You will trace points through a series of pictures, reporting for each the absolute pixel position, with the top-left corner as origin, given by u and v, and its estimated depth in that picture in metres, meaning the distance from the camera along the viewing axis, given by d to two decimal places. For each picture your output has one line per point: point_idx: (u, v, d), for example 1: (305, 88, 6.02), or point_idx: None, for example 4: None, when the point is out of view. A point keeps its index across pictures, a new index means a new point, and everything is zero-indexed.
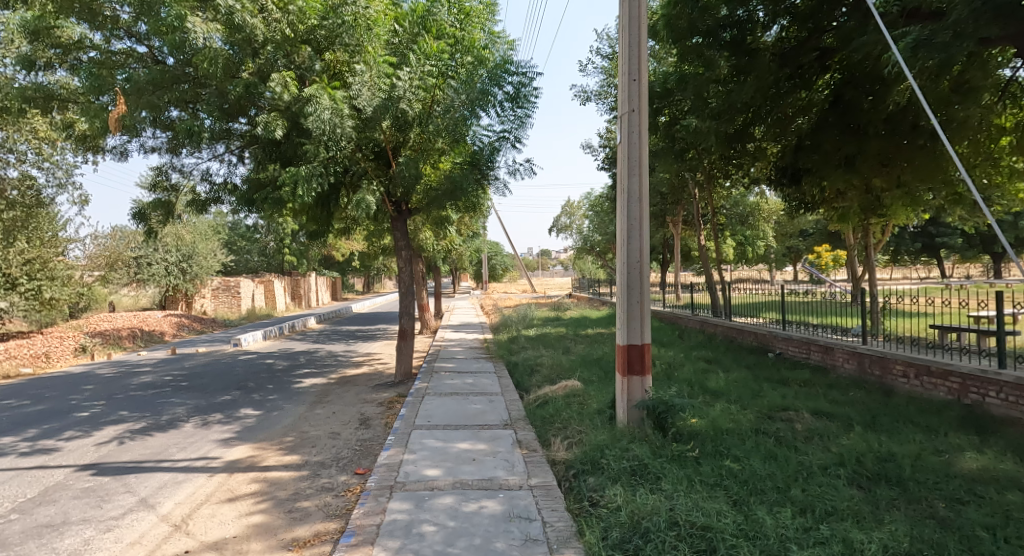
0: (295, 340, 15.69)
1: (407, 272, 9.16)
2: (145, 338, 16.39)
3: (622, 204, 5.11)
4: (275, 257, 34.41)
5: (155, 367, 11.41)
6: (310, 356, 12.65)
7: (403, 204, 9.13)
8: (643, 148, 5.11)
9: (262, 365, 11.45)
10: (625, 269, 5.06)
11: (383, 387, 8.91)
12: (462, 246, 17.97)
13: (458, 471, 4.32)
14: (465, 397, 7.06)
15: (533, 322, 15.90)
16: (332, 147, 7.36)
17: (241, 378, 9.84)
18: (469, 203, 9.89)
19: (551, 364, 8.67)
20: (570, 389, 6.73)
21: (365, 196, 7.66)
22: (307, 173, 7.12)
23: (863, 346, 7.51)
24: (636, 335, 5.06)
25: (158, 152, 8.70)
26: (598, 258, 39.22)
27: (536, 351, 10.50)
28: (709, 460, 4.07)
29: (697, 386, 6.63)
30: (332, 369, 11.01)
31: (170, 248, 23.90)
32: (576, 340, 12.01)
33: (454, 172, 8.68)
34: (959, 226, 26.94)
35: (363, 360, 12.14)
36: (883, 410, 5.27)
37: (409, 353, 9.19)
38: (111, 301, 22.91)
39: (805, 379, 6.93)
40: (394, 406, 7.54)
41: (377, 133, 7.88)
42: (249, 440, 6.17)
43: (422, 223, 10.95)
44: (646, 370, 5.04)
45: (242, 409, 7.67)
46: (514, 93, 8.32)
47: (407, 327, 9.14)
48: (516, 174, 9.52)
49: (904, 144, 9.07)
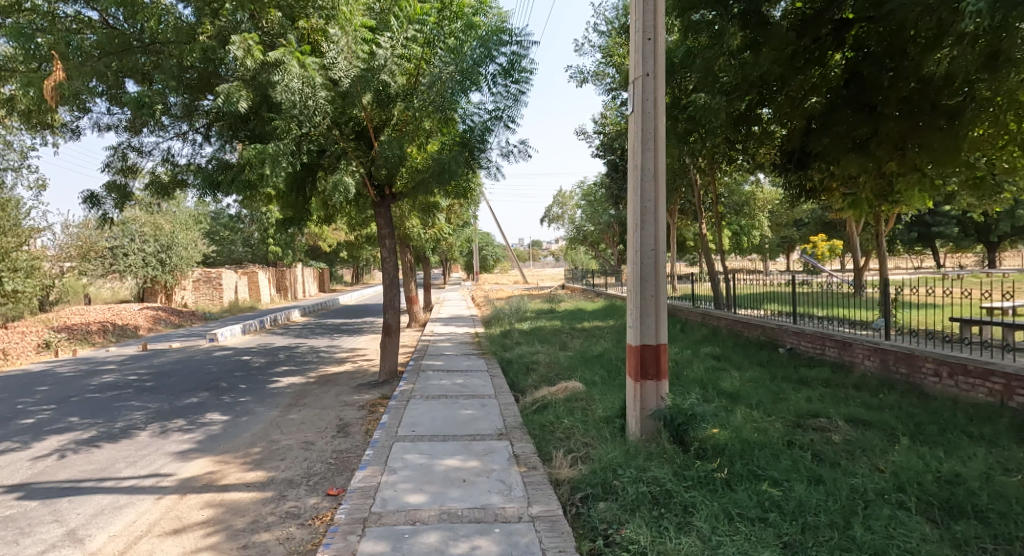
0: (277, 334, 14.93)
1: (392, 263, 8.42)
2: (118, 332, 15.57)
3: (634, 182, 4.45)
4: (259, 248, 33.50)
5: (122, 365, 10.63)
6: (290, 352, 11.93)
7: (388, 188, 8.38)
8: (658, 118, 4.43)
9: (237, 362, 10.70)
10: (635, 258, 4.42)
11: (365, 388, 8.21)
12: (452, 235, 17.26)
13: (445, 497, 3.66)
14: (454, 400, 6.39)
15: (527, 315, 15.24)
16: (306, 122, 6.58)
17: (212, 378, 9.09)
18: (458, 189, 9.20)
19: (548, 361, 8.03)
20: (571, 392, 6.09)
21: (343, 177, 6.92)
22: (277, 152, 6.35)
23: (886, 342, 6.90)
24: (650, 334, 4.40)
25: (115, 131, 7.91)
26: (591, 249, 38.69)
27: (531, 347, 9.84)
28: (743, 484, 3.44)
29: (711, 389, 5.99)
30: (312, 367, 10.28)
31: (148, 237, 22.93)
32: (572, 334, 11.36)
33: (441, 154, 7.97)
34: (955, 215, 26.46)
35: (347, 356, 11.42)
36: (926, 417, 4.65)
37: (394, 350, 8.49)
38: (86, 294, 22.04)
39: (827, 379, 6.32)
40: (376, 410, 6.85)
41: (357, 110, 7.18)
42: (209, 452, 5.46)
43: (408, 210, 10.21)
44: (661, 374, 4.41)
45: (209, 414, 6.95)
46: (507, 67, 7.62)
47: (392, 322, 8.45)
48: (508, 157, 8.85)
49: (921, 126, 8.23)
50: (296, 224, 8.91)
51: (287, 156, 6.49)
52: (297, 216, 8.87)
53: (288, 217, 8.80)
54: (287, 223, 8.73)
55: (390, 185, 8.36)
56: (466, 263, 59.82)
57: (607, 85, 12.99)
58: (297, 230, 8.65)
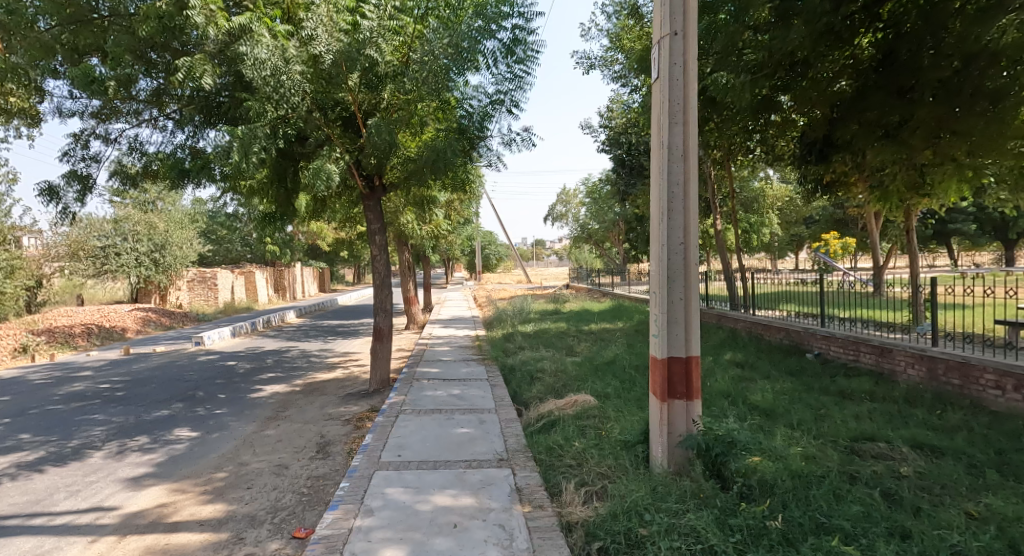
0: (268, 337, 14.25)
1: (383, 260, 7.72)
2: (104, 335, 14.92)
3: (659, 164, 3.71)
4: (257, 247, 32.89)
5: (98, 371, 9.94)
6: (279, 357, 11.24)
7: (378, 178, 7.66)
8: (689, 86, 3.69)
9: (221, 368, 10.00)
10: (661, 255, 3.68)
11: (354, 398, 7.51)
12: (453, 232, 16.54)
13: (430, 551, 2.93)
14: (449, 416, 5.66)
15: (530, 316, 14.48)
16: (282, 103, 5.85)
17: (190, 386, 8.38)
18: (455, 181, 8.48)
19: (554, 369, 7.29)
20: (581, 407, 5.36)
21: (325, 164, 6.20)
22: (247, 135, 5.63)
23: (934, 348, 6.14)
24: (680, 344, 3.67)
25: (79, 117, 7.22)
26: (596, 248, 37.97)
27: (535, 352, 9.11)
28: (808, 539, 2.71)
29: (741, 404, 5.26)
30: (300, 374, 9.57)
31: (141, 236, 22.28)
32: (579, 338, 10.63)
33: (437, 141, 7.25)
34: (973, 212, 25.52)
35: (339, 361, 10.72)
36: (1008, 444, 3.89)
37: (386, 356, 7.77)
38: (77, 294, 21.42)
39: (871, 392, 5.56)
40: (363, 426, 6.14)
41: (342, 91, 6.51)
42: (166, 479, 4.75)
43: (401, 204, 9.48)
44: (692, 393, 3.68)
45: (177, 429, 6.24)
46: (509, 44, 6.91)
47: (383, 326, 7.73)
48: (511, 146, 8.13)
49: (959, 113, 7.23)
50: (275, 224, 8.12)
51: (261, 141, 5.77)
52: (276, 214, 8.09)
53: (265, 217, 8.01)
54: (264, 224, 7.95)
55: (381, 174, 7.65)
56: (469, 262, 59.02)
57: (616, 74, 12.21)
58: (276, 232, 7.87)
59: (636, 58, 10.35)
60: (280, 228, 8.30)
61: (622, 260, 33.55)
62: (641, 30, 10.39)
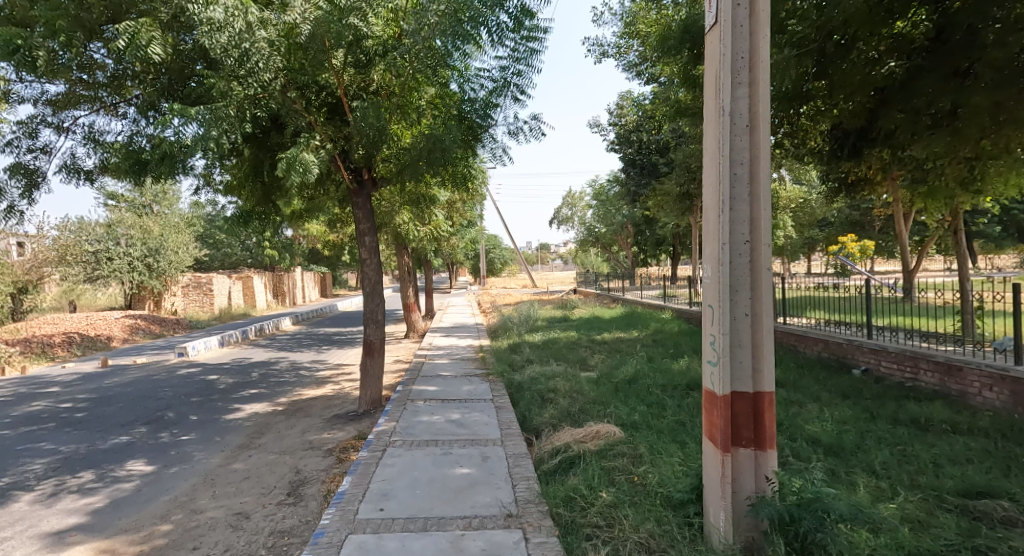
0: (259, 347, 13.39)
1: (373, 264, 6.84)
2: (86, 344, 14.09)
3: (716, 134, 2.81)
4: (257, 252, 32.18)
5: (67, 386, 9.06)
6: (266, 370, 10.37)
7: (367, 172, 6.80)
8: (758, 32, 2.76)
9: (200, 384, 9.11)
10: (720, 258, 2.77)
11: (341, 421, 6.62)
12: (455, 235, 15.68)
13: None
14: (447, 449, 4.75)
15: (537, 324, 13.53)
16: (251, 81, 5.07)
17: (160, 406, 7.50)
18: (456, 178, 7.60)
19: (567, 388, 6.37)
20: (606, 441, 4.46)
21: (302, 153, 5.29)
22: (206, 116, 4.82)
23: (1019, 368, 5.19)
24: (745, 375, 2.77)
25: (31, 105, 6.40)
26: (603, 252, 37.07)
27: (545, 367, 8.20)
28: None
29: (799, 437, 4.33)
30: (285, 390, 8.67)
31: (134, 240, 21.52)
32: (591, 350, 9.71)
33: (433, 128, 6.40)
34: (997, 213, 24.46)
35: (331, 374, 9.84)
36: None
37: (377, 373, 6.88)
38: (67, 300, 20.68)
39: (952, 422, 4.62)
40: (346, 458, 5.24)
41: (325, 69, 5.71)
42: (97, 534, 3.87)
43: (395, 204, 8.60)
44: (763, 443, 2.75)
45: (131, 461, 5.36)
46: (515, 17, 6.08)
47: (374, 339, 6.84)
48: (517, 136, 7.27)
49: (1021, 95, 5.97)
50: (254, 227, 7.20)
51: (223, 123, 4.96)
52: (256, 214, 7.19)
53: (243, 218, 7.09)
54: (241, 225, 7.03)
55: (372, 168, 6.80)
56: (473, 267, 58.13)
57: (631, 63, 11.28)
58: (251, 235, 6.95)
59: (653, 44, 9.42)
60: (261, 228, 7.41)
61: (630, 264, 32.62)
62: (659, 13, 9.51)
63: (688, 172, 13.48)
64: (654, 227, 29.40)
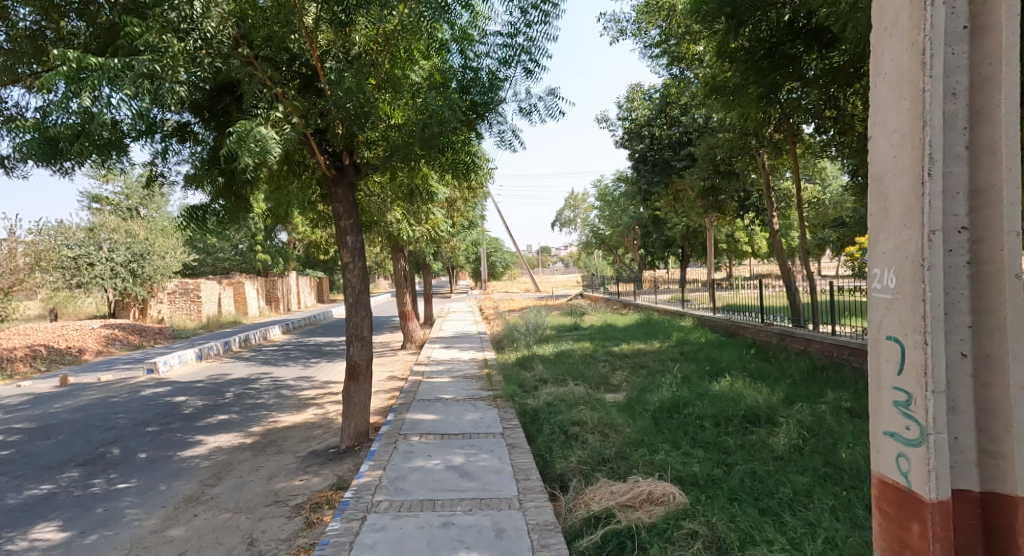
0: (240, 360, 12.20)
1: (358, 269, 5.60)
2: (52, 358, 12.86)
3: (907, 37, 1.58)
4: (249, 258, 31.06)
5: (8, 412, 7.84)
6: (243, 389, 9.18)
7: (349, 156, 5.58)
8: None
9: (163, 408, 7.91)
10: (921, 258, 1.55)
11: (319, 462, 5.43)
12: (456, 237, 14.53)
13: None
14: (448, 517, 3.54)
15: (547, 334, 12.33)
16: (192, 31, 4.03)
17: (106, 439, 6.29)
18: (456, 166, 6.44)
19: (596, 419, 5.18)
20: (664, 511, 3.26)
21: (256, 125, 4.09)
22: (110, 68, 3.72)
23: None
24: (969, 465, 1.55)
25: None
26: (608, 255, 35.94)
27: (563, 388, 7.00)
28: None
29: None
30: (260, 417, 7.47)
31: (117, 245, 20.34)
32: (611, 366, 8.53)
33: (425, 97, 5.21)
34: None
35: (316, 395, 8.65)
36: None
37: (363, 402, 5.68)
38: (47, 308, 19.56)
39: None
40: (317, 522, 4.04)
41: (294, 22, 4.59)
42: None
43: (387, 200, 7.40)
44: None
45: (40, 526, 4.16)
46: None
47: (358, 360, 5.65)
48: (530, 115, 6.10)
49: None
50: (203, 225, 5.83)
51: (146, 81, 3.78)
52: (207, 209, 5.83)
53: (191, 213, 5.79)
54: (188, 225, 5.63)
55: (355, 150, 5.59)
56: (473, 271, 57.09)
57: (652, 42, 10.10)
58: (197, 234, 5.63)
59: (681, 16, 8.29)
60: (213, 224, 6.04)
61: (636, 267, 31.41)
62: None
63: (711, 166, 12.28)
64: (662, 229, 28.24)
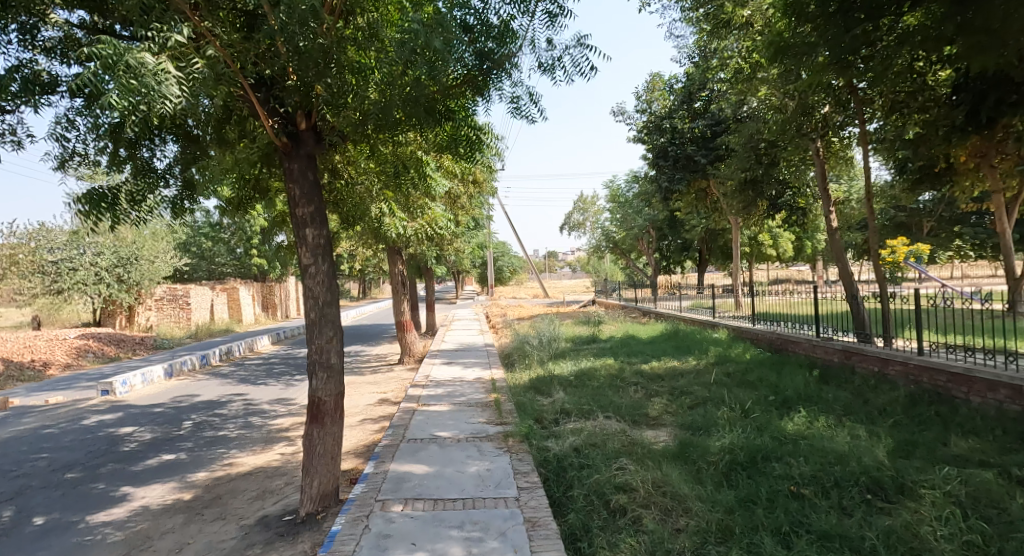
0: (216, 377, 10.78)
1: (322, 273, 4.11)
2: (9, 375, 11.51)
3: None
4: (247, 262, 29.80)
5: None
6: (207, 416, 7.75)
7: (307, 118, 4.10)
8: None
9: (100, 443, 6.48)
10: None
11: (267, 537, 3.97)
12: (460, 238, 13.09)
13: None
14: None
15: (562, 347, 10.85)
16: None
17: (3, 494, 4.88)
18: (453, 137, 5.00)
19: (649, 484, 3.70)
20: None
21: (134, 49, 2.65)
22: None
23: None
24: None
25: None
26: (620, 259, 34.44)
27: (590, 426, 5.49)
28: None
29: None
30: (215, 456, 6.04)
31: (103, 248, 18.88)
32: (646, 392, 7.02)
33: (411, 35, 3.79)
34: None
35: (289, 425, 7.21)
36: None
37: (329, 452, 4.24)
38: (35, 316, 18.47)
39: None
40: None
41: None
42: None
43: (372, 188, 6.01)
44: None
45: None
46: None
47: (323, 397, 4.19)
48: (552, 73, 4.71)
49: None
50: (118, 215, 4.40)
51: None
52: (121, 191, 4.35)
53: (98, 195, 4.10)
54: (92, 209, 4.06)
55: (316, 111, 4.11)
56: (480, 276, 55.75)
57: (690, 7, 8.63)
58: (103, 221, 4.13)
59: None
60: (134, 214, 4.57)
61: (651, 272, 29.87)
62: None
63: (750, 156, 10.76)
64: (678, 231, 26.70)
